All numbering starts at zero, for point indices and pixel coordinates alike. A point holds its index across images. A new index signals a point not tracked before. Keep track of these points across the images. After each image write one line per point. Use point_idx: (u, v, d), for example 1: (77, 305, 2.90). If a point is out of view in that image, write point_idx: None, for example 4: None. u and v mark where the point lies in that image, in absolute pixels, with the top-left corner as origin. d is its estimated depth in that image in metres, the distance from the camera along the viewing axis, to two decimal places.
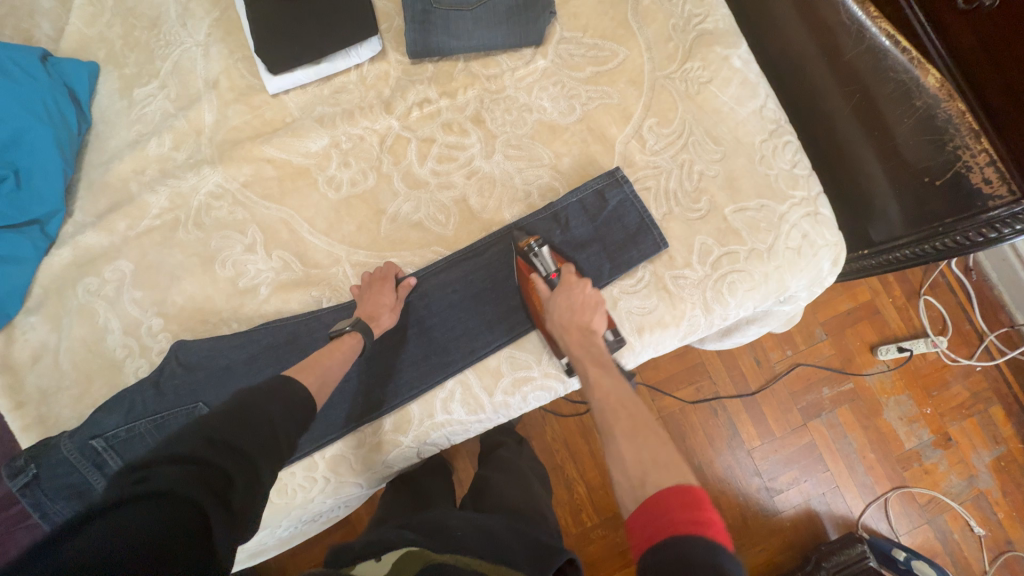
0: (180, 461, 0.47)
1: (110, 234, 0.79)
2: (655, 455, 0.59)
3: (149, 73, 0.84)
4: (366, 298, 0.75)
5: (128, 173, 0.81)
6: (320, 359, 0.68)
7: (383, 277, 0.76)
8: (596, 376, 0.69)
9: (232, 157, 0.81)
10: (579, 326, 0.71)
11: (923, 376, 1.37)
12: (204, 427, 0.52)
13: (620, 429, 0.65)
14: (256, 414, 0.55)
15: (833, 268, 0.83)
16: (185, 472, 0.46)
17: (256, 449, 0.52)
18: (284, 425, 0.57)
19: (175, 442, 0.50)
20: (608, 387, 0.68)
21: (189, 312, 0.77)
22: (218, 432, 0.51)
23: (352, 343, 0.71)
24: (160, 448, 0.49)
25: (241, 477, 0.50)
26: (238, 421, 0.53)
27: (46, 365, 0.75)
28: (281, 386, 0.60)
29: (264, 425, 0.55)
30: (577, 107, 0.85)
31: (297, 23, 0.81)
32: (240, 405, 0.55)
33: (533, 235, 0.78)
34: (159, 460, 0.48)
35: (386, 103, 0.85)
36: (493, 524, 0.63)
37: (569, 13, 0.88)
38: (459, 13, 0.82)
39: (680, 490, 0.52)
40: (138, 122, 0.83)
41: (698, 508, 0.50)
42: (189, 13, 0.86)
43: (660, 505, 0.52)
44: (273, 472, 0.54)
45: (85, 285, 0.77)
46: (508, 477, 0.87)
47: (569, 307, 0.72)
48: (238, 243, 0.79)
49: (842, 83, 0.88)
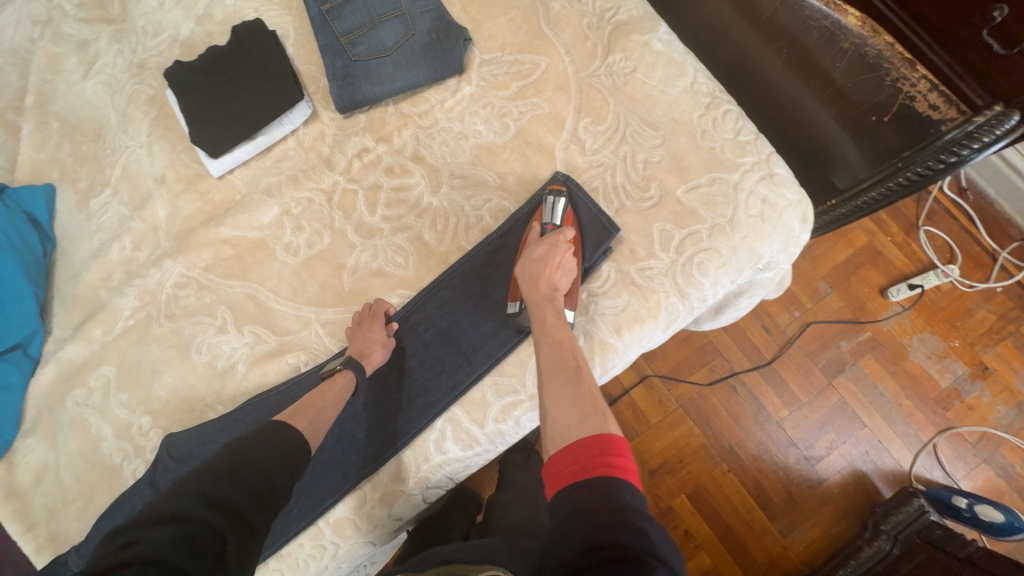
0: (170, 522, 0.49)
1: (89, 344, 0.81)
2: (582, 399, 0.62)
3: (101, 182, 0.88)
4: (355, 336, 0.75)
5: (97, 282, 0.83)
6: (315, 401, 0.69)
7: (375, 314, 0.77)
8: (552, 324, 0.71)
9: (191, 246, 0.83)
10: (543, 290, 0.73)
11: (942, 308, 1.32)
12: (197, 486, 0.54)
13: (559, 370, 0.66)
14: (251, 468, 0.57)
15: (804, 225, 0.81)
16: (174, 534, 0.48)
17: (248, 506, 0.55)
18: (279, 477, 0.59)
19: (168, 501, 0.52)
20: (562, 336, 0.69)
21: (174, 405, 0.78)
22: (212, 491, 0.54)
23: (330, 395, 0.70)
24: (153, 509, 0.51)
25: (233, 535, 0.52)
26: (232, 477, 0.55)
27: (48, 484, 0.77)
28: (274, 435, 0.62)
29: (260, 478, 0.57)
30: (511, 124, 0.85)
31: (227, 103, 0.84)
32: (236, 459, 0.57)
33: (557, 185, 0.80)
34: (148, 523, 0.49)
35: (328, 161, 0.87)
36: (488, 541, 0.65)
37: (484, 35, 0.89)
38: (378, 61, 0.85)
39: (602, 437, 0.57)
40: (98, 231, 0.86)
41: (606, 455, 0.55)
42: (129, 117, 0.90)
43: (582, 452, 0.56)
44: (266, 520, 0.56)
45: (74, 398, 0.79)
46: (523, 505, 0.85)
47: (549, 258, 0.75)
48: (210, 326, 0.80)
49: (768, 40, 0.86)
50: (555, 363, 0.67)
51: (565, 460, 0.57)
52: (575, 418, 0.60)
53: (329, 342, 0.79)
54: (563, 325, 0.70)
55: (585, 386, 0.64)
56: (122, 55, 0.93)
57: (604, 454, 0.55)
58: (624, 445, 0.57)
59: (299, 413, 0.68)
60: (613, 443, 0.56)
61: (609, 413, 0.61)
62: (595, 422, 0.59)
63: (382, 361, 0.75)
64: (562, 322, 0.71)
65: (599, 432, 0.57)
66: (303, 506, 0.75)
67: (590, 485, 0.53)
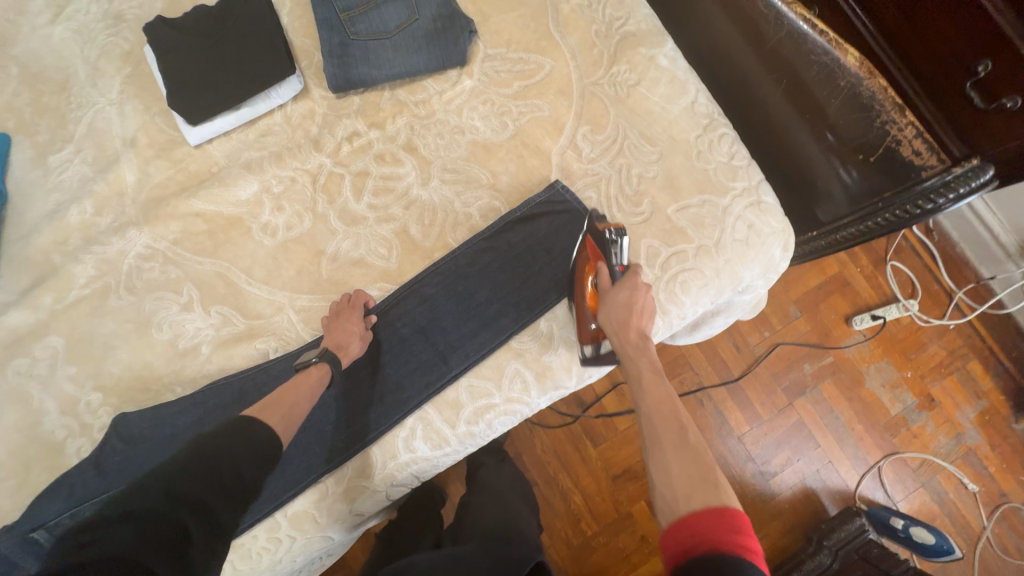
0: (131, 520, 0.47)
1: (36, 311, 0.75)
2: (689, 470, 0.57)
3: (63, 138, 0.81)
4: (332, 329, 0.73)
5: (50, 245, 0.77)
6: (287, 394, 0.66)
7: (354, 305, 0.74)
8: (645, 373, 0.67)
9: (159, 216, 0.78)
10: (634, 328, 0.69)
11: (899, 341, 1.38)
12: (160, 478, 0.50)
13: (661, 435, 0.61)
14: (218, 459, 0.53)
15: (784, 254, 0.83)
16: (136, 533, 0.46)
17: (215, 500, 0.51)
18: (249, 469, 0.55)
19: (129, 497, 0.48)
20: (661, 393, 0.65)
21: (128, 382, 0.74)
22: (177, 484, 0.50)
23: (302, 386, 0.67)
24: (114, 507, 0.48)
25: (201, 529, 0.49)
26: (197, 470, 0.52)
27: None
28: (243, 428, 0.57)
29: (227, 471, 0.53)
30: (509, 124, 0.83)
31: (211, 69, 0.79)
32: (203, 450, 0.53)
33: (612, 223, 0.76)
34: (112, 519, 0.47)
35: (315, 141, 0.83)
36: (464, 548, 0.67)
37: (491, 29, 0.86)
38: (377, 43, 0.82)
39: (721, 510, 0.52)
40: (56, 190, 0.80)
41: (730, 530, 0.50)
42: (99, 71, 0.83)
43: (701, 523, 0.51)
44: (234, 515, 0.53)
45: (15, 367, 0.73)
46: (496, 508, 0.85)
47: (634, 304, 0.70)
48: (174, 303, 0.76)
49: (770, 69, 0.87)
50: (656, 428, 0.62)
51: (683, 527, 0.52)
52: (685, 489, 0.55)
53: (302, 330, 0.76)
54: (662, 380, 0.66)
55: (693, 450, 0.59)
56: (97, 3, 0.86)
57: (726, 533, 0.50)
58: (748, 523, 0.51)
59: (271, 408, 0.63)
60: (734, 517, 0.51)
61: (725, 484, 0.55)
62: (709, 497, 0.53)
63: (359, 354, 0.73)
64: (656, 375, 0.67)
65: (720, 503, 0.52)
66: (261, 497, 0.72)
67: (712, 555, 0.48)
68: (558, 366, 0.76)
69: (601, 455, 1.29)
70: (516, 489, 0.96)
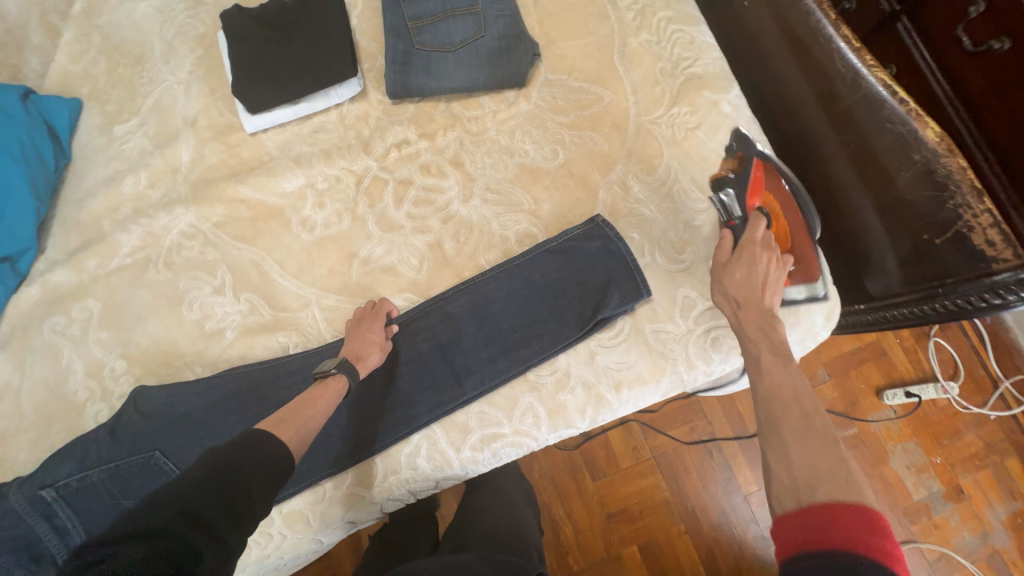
0: (138, 541, 0.43)
1: (79, 273, 0.78)
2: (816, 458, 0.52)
3: (130, 110, 0.84)
4: (355, 338, 0.72)
5: (102, 211, 0.80)
6: (303, 407, 0.63)
7: (378, 312, 0.74)
8: (770, 362, 0.63)
9: (207, 197, 0.80)
10: (755, 302, 0.67)
11: (932, 423, 1.30)
12: (170, 496, 0.47)
13: (783, 425, 0.56)
14: (230, 477, 0.50)
15: (828, 322, 0.78)
16: (142, 556, 0.42)
17: (226, 521, 0.48)
18: (260, 491, 0.52)
19: (137, 516, 0.45)
20: (782, 379, 0.60)
21: (152, 355, 0.75)
22: (186, 503, 0.47)
23: (319, 397, 0.65)
24: (120, 524, 0.45)
25: (212, 551, 0.46)
26: (207, 488, 0.49)
27: (6, 407, 0.74)
28: (257, 443, 0.55)
29: (238, 490, 0.50)
30: (559, 152, 0.82)
31: (278, 61, 0.81)
32: (214, 468, 0.50)
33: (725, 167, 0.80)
34: (118, 540, 0.43)
35: (365, 143, 0.83)
36: (456, 556, 0.67)
37: (554, 54, 0.85)
38: (440, 54, 0.82)
39: (865, 512, 0.46)
40: (115, 159, 0.82)
41: (870, 531, 0.44)
42: (173, 50, 0.86)
43: (851, 521, 0.46)
44: (242, 540, 0.49)
45: (52, 324, 0.76)
46: (502, 508, 0.88)
47: (752, 279, 0.68)
48: (207, 285, 0.78)
49: (838, 130, 0.82)
50: (793, 405, 0.57)
51: (825, 510, 0.47)
52: (807, 474, 0.51)
53: (324, 329, 0.77)
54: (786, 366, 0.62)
55: (820, 436, 0.54)
56: None
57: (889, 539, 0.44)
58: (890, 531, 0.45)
59: (286, 420, 0.61)
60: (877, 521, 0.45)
61: (860, 482, 0.49)
62: (836, 490, 0.48)
63: (377, 364, 0.72)
64: (782, 364, 0.62)
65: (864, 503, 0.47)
66: None
67: (840, 559, 0.43)
68: (573, 405, 0.74)
69: (598, 489, 1.26)
70: (523, 489, 0.98)
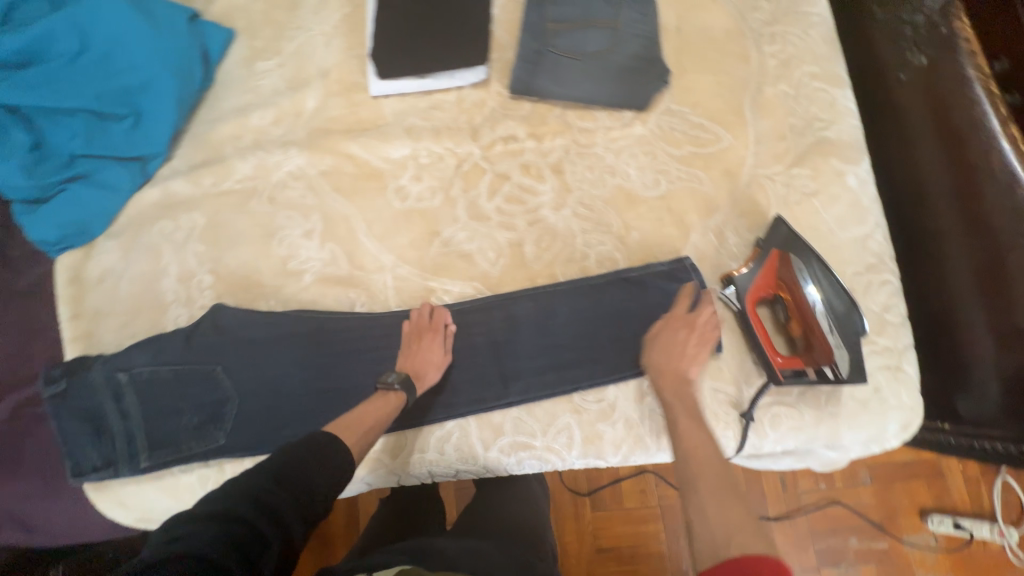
0: (219, 520, 0.46)
1: (195, 186, 0.85)
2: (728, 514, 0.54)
3: (273, 49, 0.90)
4: (414, 356, 0.73)
5: (227, 136, 0.86)
6: (363, 416, 0.66)
7: (438, 327, 0.75)
8: (684, 427, 0.64)
9: (320, 146, 0.85)
10: (676, 372, 0.68)
11: (977, 565, 1.17)
12: (247, 483, 0.51)
13: (700, 484, 0.58)
14: (300, 473, 0.54)
15: (901, 433, 0.72)
16: (221, 534, 0.45)
17: (291, 514, 0.51)
18: (323, 490, 0.55)
19: (218, 497, 0.49)
20: (697, 440, 0.62)
21: (237, 278, 0.81)
22: (262, 491, 0.51)
23: (371, 411, 0.67)
24: (203, 504, 0.48)
25: (274, 542, 0.48)
26: (280, 479, 0.52)
27: (107, 288, 0.82)
28: (326, 443, 0.59)
29: (304, 487, 0.54)
30: (662, 183, 0.80)
31: (416, 35, 0.84)
32: (287, 463, 0.54)
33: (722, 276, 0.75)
34: (199, 517, 0.46)
35: (474, 130, 0.85)
36: (443, 543, 0.67)
37: (683, 85, 0.83)
38: (570, 61, 0.82)
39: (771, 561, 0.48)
40: (249, 92, 0.88)
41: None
42: (324, 3, 0.91)
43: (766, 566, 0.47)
44: (300, 536, 0.52)
45: (161, 226, 0.83)
46: (518, 503, 0.90)
47: (673, 349, 0.69)
48: (299, 226, 0.82)
49: (972, 232, 0.75)
50: (707, 468, 0.59)
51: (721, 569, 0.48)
52: (725, 532, 0.52)
53: (392, 296, 0.79)
54: (698, 428, 0.63)
55: (736, 496, 0.56)
56: None
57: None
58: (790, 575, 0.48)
59: (342, 426, 0.64)
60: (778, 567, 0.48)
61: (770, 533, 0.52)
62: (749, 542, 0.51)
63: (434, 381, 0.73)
64: (695, 423, 0.64)
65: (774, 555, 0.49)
66: (294, 430, 0.74)
67: None
68: (610, 439, 0.72)
69: (595, 520, 1.22)
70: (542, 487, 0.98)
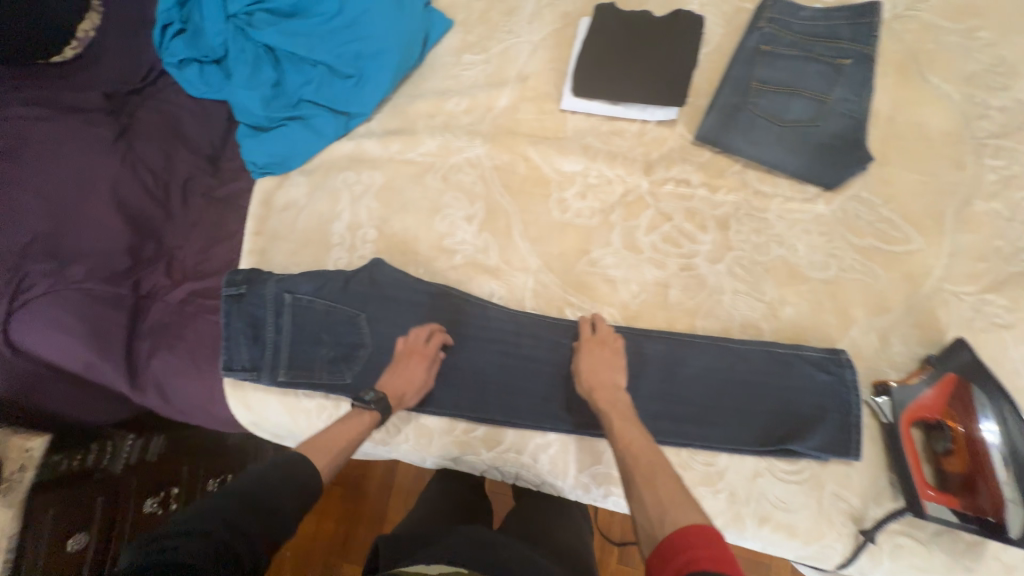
0: (189, 537, 0.46)
1: (383, 149, 0.93)
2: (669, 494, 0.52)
3: (482, 47, 0.98)
4: (585, 363, 0.71)
5: (423, 113, 0.95)
6: (340, 436, 0.65)
7: (604, 340, 0.73)
8: (619, 425, 0.63)
9: (502, 142, 0.90)
10: (604, 382, 0.69)
11: None
12: (218, 506, 0.50)
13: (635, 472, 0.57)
14: (268, 495, 0.53)
15: None
16: (191, 551, 0.44)
17: (259, 529, 0.50)
18: (292, 508, 0.54)
19: (187, 519, 0.48)
20: (630, 436, 0.61)
21: (396, 239, 0.88)
22: (229, 512, 0.49)
23: (338, 428, 0.66)
24: (167, 528, 0.47)
25: (244, 557, 0.47)
26: (245, 500, 0.51)
27: (287, 216, 0.92)
28: (292, 463, 0.57)
29: (273, 506, 0.52)
30: (832, 268, 0.76)
31: (621, 64, 0.88)
32: (253, 483, 0.53)
33: (881, 381, 0.70)
34: (167, 538, 0.46)
35: (648, 165, 0.87)
36: (494, 535, 0.66)
37: (881, 175, 0.79)
38: (765, 123, 0.82)
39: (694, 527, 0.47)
40: (452, 79, 0.97)
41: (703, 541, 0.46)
42: (539, 17, 0.98)
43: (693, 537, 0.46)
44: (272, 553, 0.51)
45: (346, 176, 0.93)
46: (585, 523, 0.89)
47: (602, 365, 0.71)
48: (462, 210, 0.88)
49: None
50: (643, 455, 0.58)
51: (660, 559, 0.46)
52: (659, 515, 0.50)
53: (528, 298, 0.82)
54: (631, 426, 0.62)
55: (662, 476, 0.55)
56: None
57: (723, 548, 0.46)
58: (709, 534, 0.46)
59: (317, 447, 0.62)
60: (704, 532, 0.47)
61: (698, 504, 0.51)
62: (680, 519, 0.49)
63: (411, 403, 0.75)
64: (628, 423, 0.63)
65: (702, 522, 0.48)
66: None
67: None
68: (708, 507, 0.70)
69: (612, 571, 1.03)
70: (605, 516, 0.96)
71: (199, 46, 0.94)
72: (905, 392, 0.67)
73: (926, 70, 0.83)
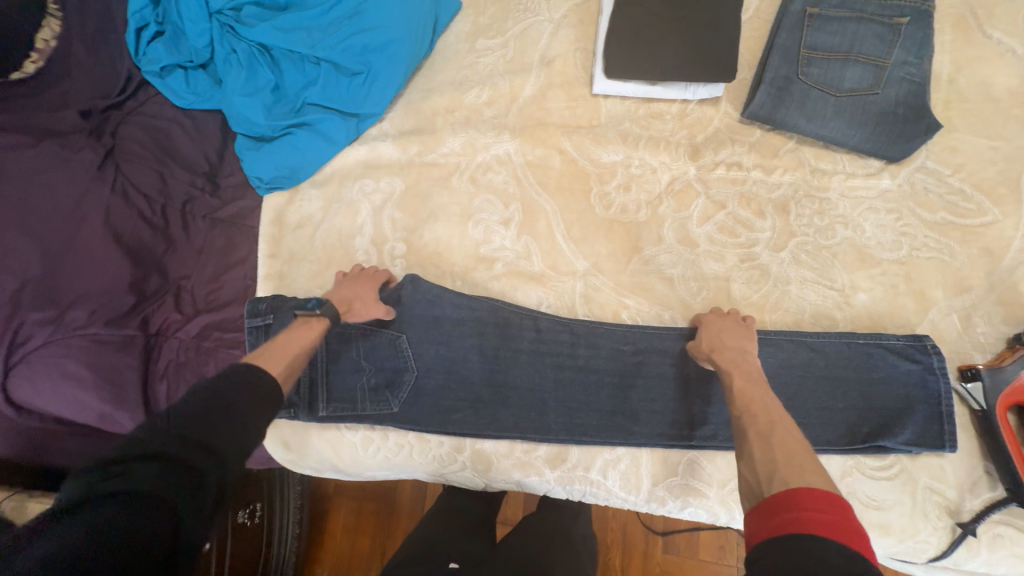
0: (149, 460, 0.40)
1: (402, 153, 0.85)
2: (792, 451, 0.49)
3: (498, 29, 0.88)
4: (705, 331, 0.68)
5: (440, 108, 0.86)
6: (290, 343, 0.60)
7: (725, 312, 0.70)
8: (741, 385, 0.59)
9: (532, 135, 0.83)
10: (732, 345, 0.65)
11: None
12: (174, 419, 0.43)
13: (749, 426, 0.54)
14: (231, 407, 0.46)
15: None
16: (156, 474, 0.39)
17: (229, 444, 0.44)
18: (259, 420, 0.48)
19: (141, 438, 0.42)
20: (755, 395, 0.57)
21: (428, 251, 0.81)
22: (189, 427, 0.43)
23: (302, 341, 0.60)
24: (121, 446, 0.41)
25: (212, 471, 0.42)
26: (206, 411, 0.45)
27: (304, 234, 0.84)
28: (249, 377, 0.50)
29: (237, 420, 0.46)
30: (904, 247, 0.72)
31: (658, 37, 0.78)
32: (214, 396, 0.46)
33: (970, 363, 0.66)
34: (121, 459, 0.40)
35: (694, 149, 0.80)
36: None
37: (948, 144, 0.74)
38: (821, 94, 0.75)
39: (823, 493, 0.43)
40: (468, 68, 0.88)
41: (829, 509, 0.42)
42: None
43: (813, 499, 0.42)
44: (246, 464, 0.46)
45: (363, 185, 0.84)
46: None
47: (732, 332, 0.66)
48: (497, 213, 0.81)
49: None
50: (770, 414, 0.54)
51: (766, 510, 0.43)
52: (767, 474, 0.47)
53: (580, 304, 0.76)
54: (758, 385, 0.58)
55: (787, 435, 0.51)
56: None
57: (852, 521, 0.41)
58: (839, 506, 0.42)
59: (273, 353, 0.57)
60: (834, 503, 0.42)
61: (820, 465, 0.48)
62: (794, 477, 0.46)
63: (358, 320, 0.72)
64: (753, 383, 0.59)
65: (831, 492, 0.43)
66: (466, 418, 0.73)
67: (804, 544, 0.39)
68: None
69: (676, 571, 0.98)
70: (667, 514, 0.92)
71: (180, 50, 0.85)
72: (995, 375, 0.64)
73: (987, 23, 0.76)
